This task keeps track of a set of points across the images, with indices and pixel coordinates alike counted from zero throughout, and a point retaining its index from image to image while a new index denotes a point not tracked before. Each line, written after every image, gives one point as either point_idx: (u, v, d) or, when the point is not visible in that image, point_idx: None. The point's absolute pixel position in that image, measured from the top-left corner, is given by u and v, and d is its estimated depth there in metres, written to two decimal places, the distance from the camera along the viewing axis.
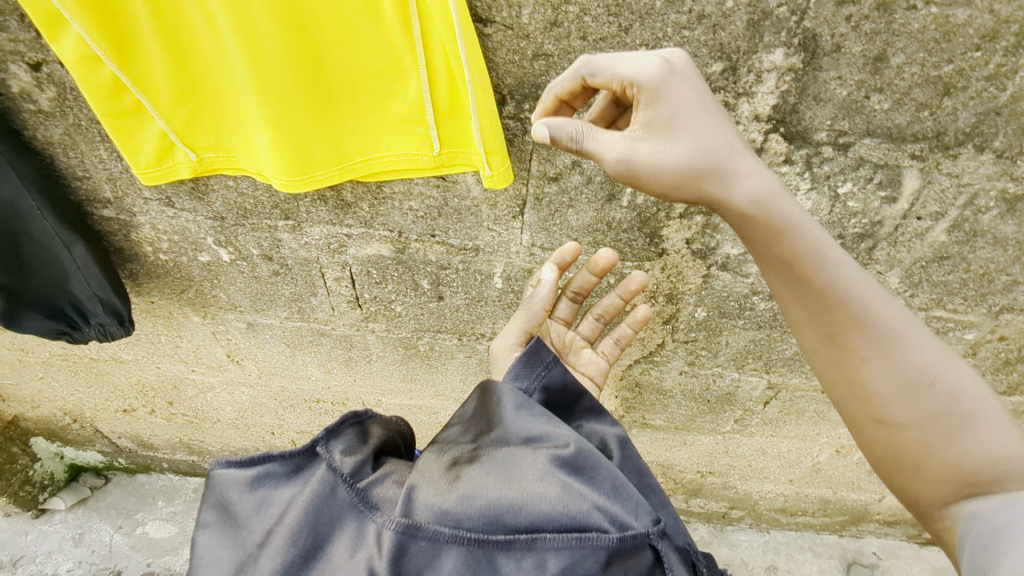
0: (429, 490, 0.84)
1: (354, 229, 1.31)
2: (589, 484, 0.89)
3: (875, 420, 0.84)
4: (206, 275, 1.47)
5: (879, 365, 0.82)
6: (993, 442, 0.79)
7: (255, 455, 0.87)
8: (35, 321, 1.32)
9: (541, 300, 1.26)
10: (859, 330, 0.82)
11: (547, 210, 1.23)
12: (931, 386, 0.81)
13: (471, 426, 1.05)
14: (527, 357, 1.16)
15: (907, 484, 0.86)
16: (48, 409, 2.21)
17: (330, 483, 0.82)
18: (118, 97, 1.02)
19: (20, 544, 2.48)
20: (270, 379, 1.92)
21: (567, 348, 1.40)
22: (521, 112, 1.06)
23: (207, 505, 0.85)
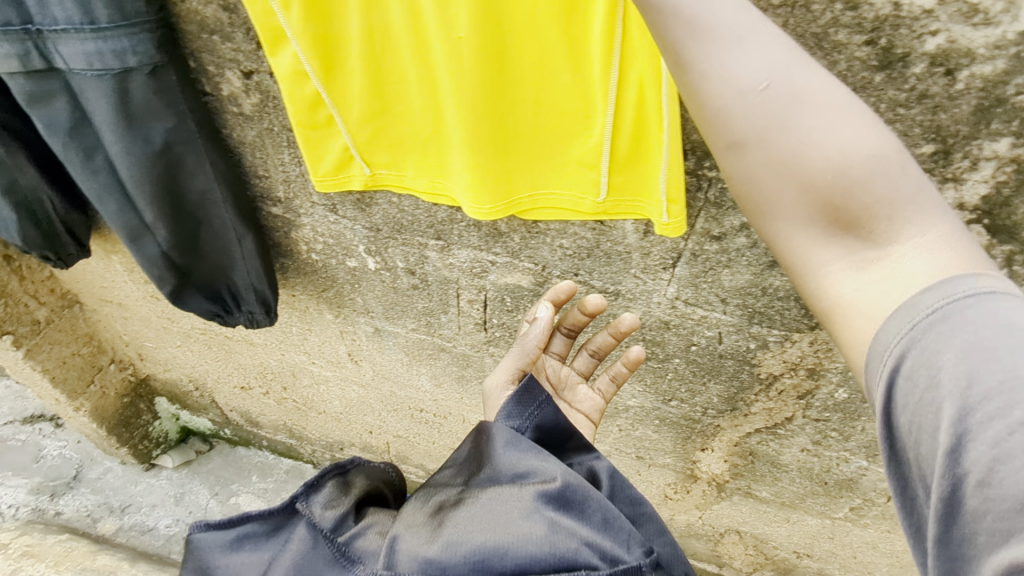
0: (414, 540, 0.81)
1: (500, 257, 1.32)
2: (578, 519, 0.84)
3: (723, 143, 0.66)
4: (348, 279, 1.54)
5: (723, 68, 0.64)
6: (845, 157, 0.61)
7: (231, 516, 0.88)
8: (196, 301, 1.42)
9: (537, 335, 1.19)
10: (698, 35, 0.65)
11: (701, 266, 1.19)
12: (771, 93, 0.63)
13: (463, 469, 0.99)
14: (520, 394, 1.05)
15: (766, 238, 0.68)
16: (177, 374, 2.37)
17: (311, 540, 0.83)
18: (315, 110, 1.08)
19: (130, 493, 2.68)
20: (381, 382, 1.97)
21: (563, 386, 1.29)
22: (701, 168, 1.04)
23: (191, 570, 0.88)
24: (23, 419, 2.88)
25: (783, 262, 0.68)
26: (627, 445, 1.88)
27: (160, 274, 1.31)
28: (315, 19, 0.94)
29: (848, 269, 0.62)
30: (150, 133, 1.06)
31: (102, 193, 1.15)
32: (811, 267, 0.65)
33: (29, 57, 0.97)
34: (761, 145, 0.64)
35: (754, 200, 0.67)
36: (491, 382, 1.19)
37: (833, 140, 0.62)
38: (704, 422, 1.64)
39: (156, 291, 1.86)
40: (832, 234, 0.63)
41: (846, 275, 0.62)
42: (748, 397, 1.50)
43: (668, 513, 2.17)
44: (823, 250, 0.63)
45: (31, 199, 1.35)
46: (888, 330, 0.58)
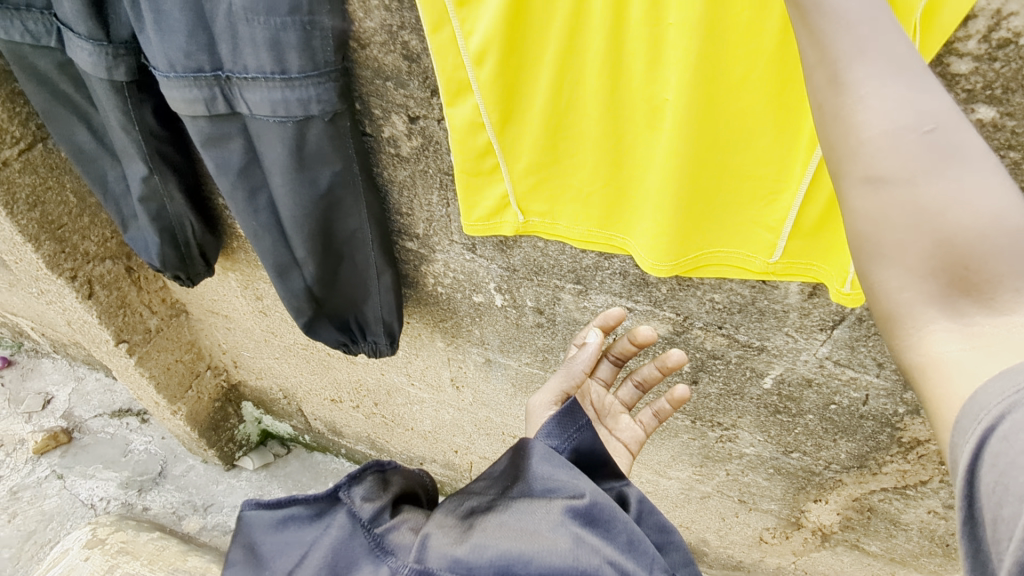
0: (443, 538, 0.87)
1: (640, 305, 1.29)
2: (602, 537, 0.89)
3: (861, 179, 0.64)
4: (470, 312, 1.53)
5: (883, 100, 0.63)
6: (991, 218, 0.59)
7: (282, 498, 0.96)
8: (327, 331, 1.43)
9: (584, 360, 1.22)
10: (866, 61, 0.64)
11: (864, 331, 1.14)
12: (927, 138, 0.62)
13: (495, 482, 1.03)
14: (561, 416, 1.09)
15: (871, 286, 0.65)
16: (268, 382, 2.39)
17: (351, 528, 0.90)
18: (482, 159, 1.06)
19: (212, 492, 2.74)
20: (479, 408, 1.96)
21: (605, 412, 1.32)
22: None
23: (237, 545, 0.95)
24: (111, 412, 2.97)
25: (885, 313, 0.65)
26: (730, 488, 1.82)
27: (298, 306, 1.32)
28: (505, 76, 0.92)
29: (956, 332, 0.59)
30: (317, 176, 1.06)
31: (259, 230, 1.16)
32: (916, 322, 0.61)
33: (214, 101, 0.97)
34: (904, 187, 0.62)
35: (870, 243, 0.64)
36: (533, 401, 1.22)
37: (977, 201, 0.59)
38: (824, 475, 1.58)
39: (265, 307, 1.88)
40: (948, 295, 0.60)
41: (950, 336, 0.59)
42: (881, 457, 1.43)
43: (759, 556, 2.09)
44: (927, 304, 0.60)
45: (174, 224, 1.37)
46: (989, 391, 0.53)
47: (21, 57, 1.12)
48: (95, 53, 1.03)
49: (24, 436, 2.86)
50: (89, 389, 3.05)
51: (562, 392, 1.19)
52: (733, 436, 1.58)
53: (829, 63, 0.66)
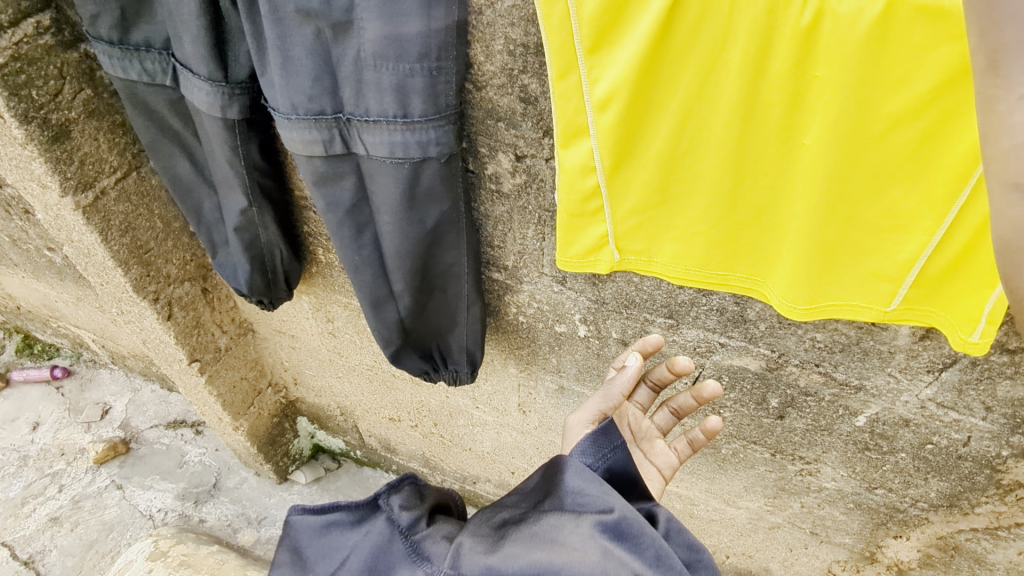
0: (475, 547, 0.86)
1: (733, 340, 1.28)
2: (631, 552, 0.87)
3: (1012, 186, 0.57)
4: (550, 341, 1.53)
5: None
6: None
7: (325, 504, 0.98)
8: (411, 360, 1.44)
9: (623, 383, 1.17)
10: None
11: (976, 374, 1.13)
12: None
13: (527, 495, 0.99)
14: (596, 434, 1.04)
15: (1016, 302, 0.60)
16: (326, 400, 2.40)
17: (389, 535, 0.91)
18: (587, 201, 1.06)
19: (264, 504, 2.76)
20: (543, 432, 1.95)
21: (641, 436, 1.28)
22: None
23: (285, 546, 0.98)
24: (166, 423, 3.01)
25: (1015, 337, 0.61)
26: (803, 520, 1.78)
27: (388, 336, 1.33)
28: (625, 123, 0.93)
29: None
30: (425, 215, 1.08)
31: (360, 264, 1.19)
32: None
33: (332, 142, 1.01)
34: None
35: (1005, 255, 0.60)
36: (570, 420, 1.18)
37: None
38: (908, 513, 1.54)
39: (334, 328, 1.89)
40: None
41: None
42: (975, 498, 1.40)
43: None
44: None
45: (264, 252, 1.39)
46: None
47: (135, 94, 1.19)
48: (212, 93, 1.07)
49: (84, 445, 2.92)
50: (145, 400, 3.10)
51: (599, 415, 1.15)
52: (815, 470, 1.55)
53: (989, 47, 0.57)
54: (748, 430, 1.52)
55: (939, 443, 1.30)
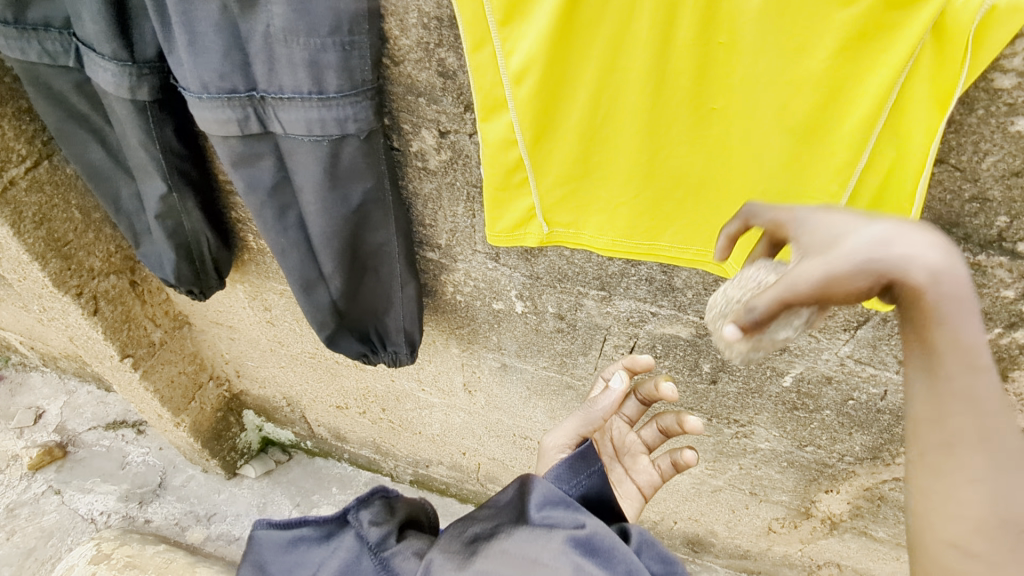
0: (444, 565, 0.84)
1: (664, 309, 1.32)
2: (603, 567, 0.84)
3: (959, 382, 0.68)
4: (489, 319, 1.54)
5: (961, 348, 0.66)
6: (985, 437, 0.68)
7: (293, 519, 0.99)
8: (348, 343, 1.43)
9: (604, 405, 1.18)
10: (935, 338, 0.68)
11: (888, 330, 1.19)
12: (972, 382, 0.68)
13: (497, 511, 0.97)
14: (573, 459, 1.06)
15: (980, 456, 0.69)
16: (271, 391, 2.36)
17: (358, 551, 0.92)
18: (511, 174, 1.06)
19: (213, 501, 2.72)
20: (490, 411, 1.97)
21: (623, 451, 1.27)
22: None
23: (250, 563, 0.98)
24: (105, 424, 2.91)
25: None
26: (742, 481, 1.85)
27: (322, 319, 1.32)
28: (542, 94, 0.94)
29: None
30: (349, 192, 1.07)
31: (287, 247, 1.17)
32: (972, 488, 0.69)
33: (247, 121, 0.99)
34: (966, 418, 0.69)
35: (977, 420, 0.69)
36: (549, 438, 1.21)
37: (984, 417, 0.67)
38: (837, 467, 1.62)
39: (273, 317, 1.86)
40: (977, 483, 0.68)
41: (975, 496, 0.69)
42: (895, 449, 1.48)
43: (766, 546, 2.11)
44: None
45: (190, 240, 1.35)
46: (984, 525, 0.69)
47: (37, 76, 1.13)
48: (118, 73, 1.03)
49: (17, 451, 2.80)
50: (81, 402, 2.99)
51: (577, 436, 1.17)
52: (749, 432, 1.61)
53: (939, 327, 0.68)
54: (685, 398, 1.57)
55: (859, 399, 1.37)
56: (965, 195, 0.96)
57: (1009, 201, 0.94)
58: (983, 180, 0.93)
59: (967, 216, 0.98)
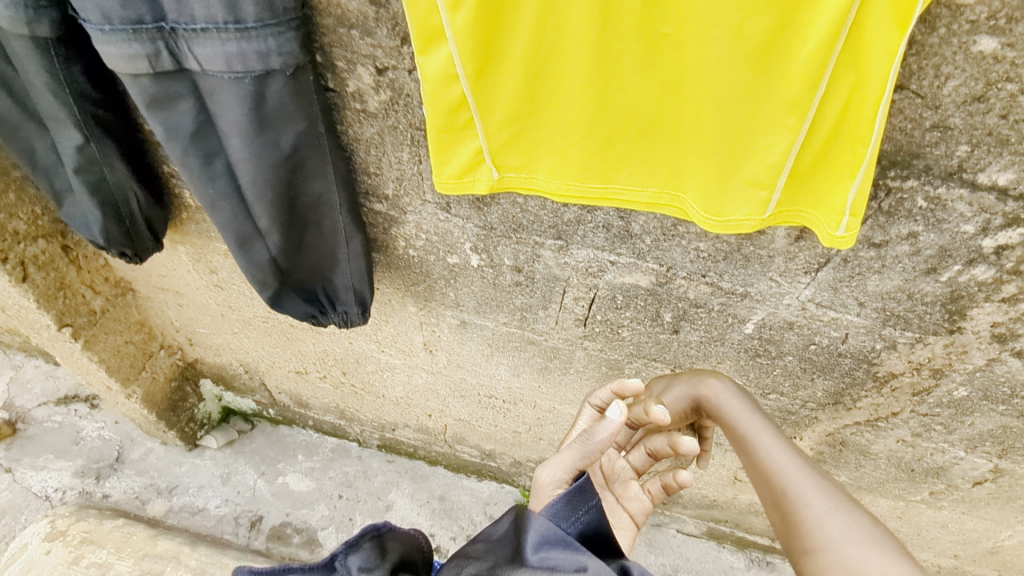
0: None
1: (623, 258, 1.28)
2: None
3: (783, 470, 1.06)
4: (444, 274, 1.48)
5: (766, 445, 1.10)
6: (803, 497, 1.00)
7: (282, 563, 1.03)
8: (293, 303, 1.37)
9: (601, 442, 1.11)
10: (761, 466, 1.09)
11: (849, 272, 1.17)
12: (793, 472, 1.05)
13: (494, 551, 0.97)
14: (572, 495, 1.03)
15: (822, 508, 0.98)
16: (227, 358, 2.28)
17: None
18: (455, 113, 0.99)
19: (175, 473, 2.66)
20: (454, 371, 1.93)
21: (614, 479, 1.32)
22: (882, 178, 1.00)
23: None
24: (56, 399, 2.80)
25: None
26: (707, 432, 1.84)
27: (263, 278, 1.26)
28: (481, 23, 0.86)
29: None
30: (280, 137, 1.00)
31: (217, 199, 1.09)
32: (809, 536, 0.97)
33: (158, 58, 0.90)
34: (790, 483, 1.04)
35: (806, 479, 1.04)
36: (542, 475, 1.14)
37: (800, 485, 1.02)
38: (800, 414, 1.61)
39: (220, 280, 1.78)
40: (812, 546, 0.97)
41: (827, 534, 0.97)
42: (856, 393, 1.47)
43: (734, 495, 2.12)
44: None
45: (117, 196, 1.26)
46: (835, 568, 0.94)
47: None
48: (12, 7, 0.92)
49: None
50: (30, 378, 2.87)
51: (573, 472, 1.11)
52: None
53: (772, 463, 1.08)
54: (648, 351, 1.55)
55: (820, 345, 1.36)
56: (926, 124, 0.92)
57: (971, 129, 0.91)
58: (944, 107, 0.90)
59: (927, 147, 0.95)
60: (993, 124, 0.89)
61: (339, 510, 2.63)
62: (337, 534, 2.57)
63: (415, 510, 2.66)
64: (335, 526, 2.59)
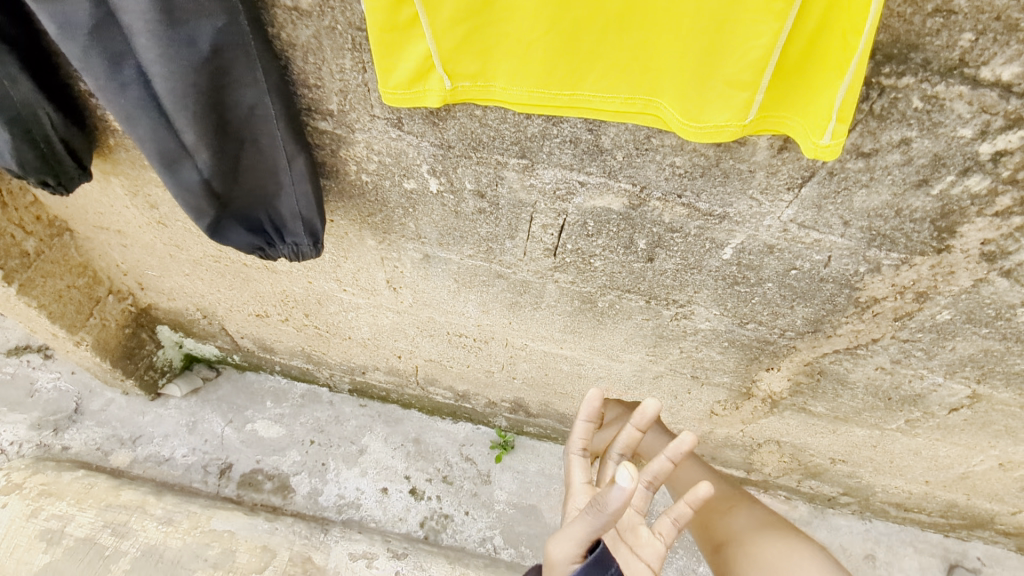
0: None
1: (593, 177, 1.18)
2: None
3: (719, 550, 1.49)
4: (402, 203, 1.38)
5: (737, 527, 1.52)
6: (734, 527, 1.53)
7: None
8: (237, 234, 1.27)
9: (614, 504, 0.99)
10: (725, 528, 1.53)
11: (835, 186, 1.08)
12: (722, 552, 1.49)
13: None
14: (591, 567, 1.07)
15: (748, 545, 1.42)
16: (182, 303, 2.16)
17: None
18: (397, 9, 0.87)
19: (138, 423, 2.58)
20: (420, 310, 1.84)
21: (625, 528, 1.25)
22: (875, 75, 0.90)
23: None
24: (7, 351, 2.68)
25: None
26: (684, 366, 1.78)
27: (198, 205, 1.15)
28: None
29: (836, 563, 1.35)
30: (195, 34, 0.88)
31: (133, 111, 0.98)
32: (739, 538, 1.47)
33: None
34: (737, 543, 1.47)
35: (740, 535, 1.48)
36: (557, 550, 1.10)
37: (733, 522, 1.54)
38: (778, 344, 1.56)
39: (163, 216, 1.66)
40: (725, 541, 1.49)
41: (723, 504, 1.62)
42: (836, 320, 1.42)
43: (708, 428, 2.16)
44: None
45: (26, 117, 1.12)
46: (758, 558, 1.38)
47: None
48: None
49: None
50: None
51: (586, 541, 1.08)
52: (689, 313, 1.52)
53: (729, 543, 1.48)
54: (621, 281, 1.46)
55: (801, 270, 1.29)
56: (927, 8, 0.82)
57: (976, 13, 0.81)
58: None
59: (926, 36, 0.85)
60: (1002, 6, 0.80)
61: (311, 455, 2.59)
62: (311, 480, 2.53)
63: (389, 454, 2.62)
64: (308, 471, 2.55)
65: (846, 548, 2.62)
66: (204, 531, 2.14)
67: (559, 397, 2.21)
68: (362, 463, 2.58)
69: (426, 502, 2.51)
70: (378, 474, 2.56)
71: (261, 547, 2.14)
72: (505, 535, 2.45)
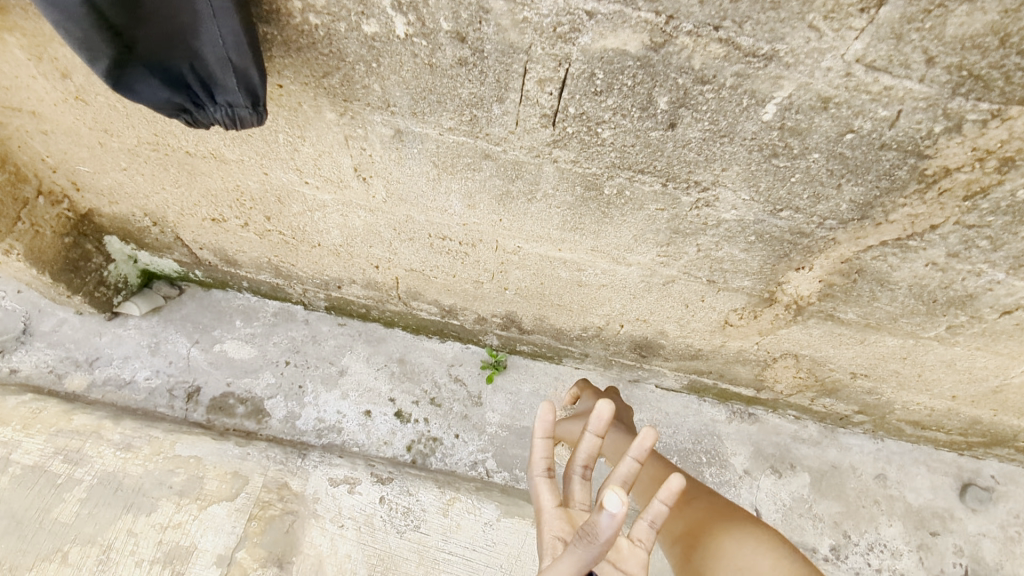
0: None
1: (605, 3, 0.92)
2: None
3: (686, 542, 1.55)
4: (365, 56, 1.12)
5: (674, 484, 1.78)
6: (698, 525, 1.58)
7: None
8: (149, 87, 1.00)
9: (609, 528, 1.01)
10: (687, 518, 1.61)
11: (924, 2, 0.83)
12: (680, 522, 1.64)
13: None
14: None
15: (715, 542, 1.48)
16: (127, 208, 1.92)
17: None
18: None
19: (95, 345, 2.37)
20: (395, 207, 1.59)
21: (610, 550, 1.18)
22: None
23: None
24: None
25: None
26: (700, 268, 1.56)
27: (88, 37, 0.89)
28: None
29: (780, 546, 1.44)
30: None
31: None
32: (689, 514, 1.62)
33: None
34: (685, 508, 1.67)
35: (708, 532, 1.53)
36: None
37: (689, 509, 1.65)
38: (814, 237, 1.33)
39: (81, 88, 1.39)
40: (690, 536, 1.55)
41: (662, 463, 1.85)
42: (891, 203, 1.18)
43: (720, 342, 1.97)
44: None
45: None
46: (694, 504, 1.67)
47: None
48: None
49: None
50: None
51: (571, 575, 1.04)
52: (712, 199, 1.29)
53: (677, 515, 1.65)
54: (633, 157, 1.21)
55: (860, 135, 1.05)
56: None
57: None
58: None
59: None
60: None
61: (287, 377, 2.39)
62: (287, 403, 2.34)
63: (372, 375, 2.42)
64: (284, 394, 2.36)
65: (856, 467, 2.49)
66: (168, 457, 1.96)
67: (555, 310, 1.99)
68: (343, 385, 2.39)
69: (412, 426, 2.34)
70: (360, 396, 2.38)
71: (232, 473, 1.97)
72: (498, 458, 2.30)
